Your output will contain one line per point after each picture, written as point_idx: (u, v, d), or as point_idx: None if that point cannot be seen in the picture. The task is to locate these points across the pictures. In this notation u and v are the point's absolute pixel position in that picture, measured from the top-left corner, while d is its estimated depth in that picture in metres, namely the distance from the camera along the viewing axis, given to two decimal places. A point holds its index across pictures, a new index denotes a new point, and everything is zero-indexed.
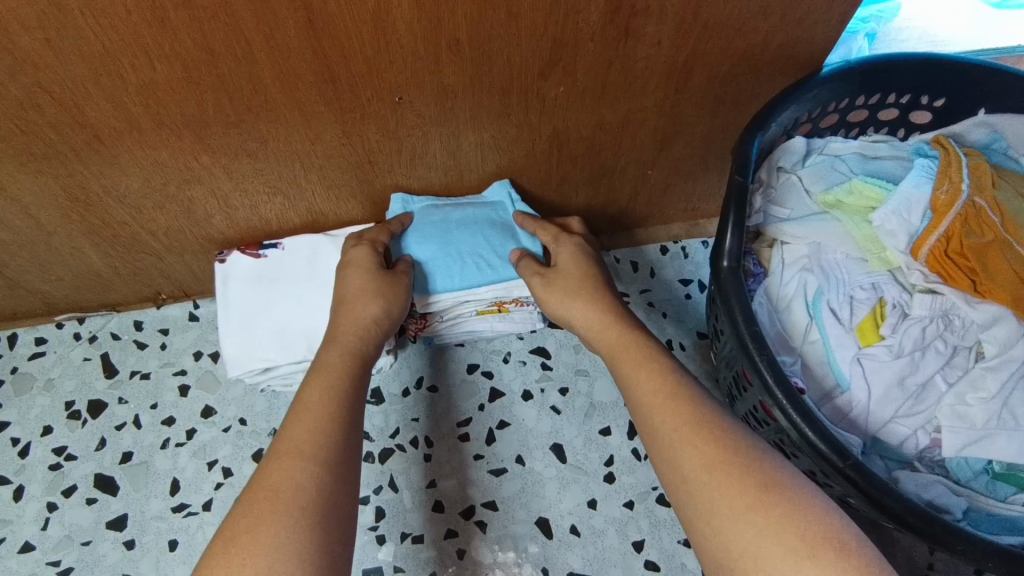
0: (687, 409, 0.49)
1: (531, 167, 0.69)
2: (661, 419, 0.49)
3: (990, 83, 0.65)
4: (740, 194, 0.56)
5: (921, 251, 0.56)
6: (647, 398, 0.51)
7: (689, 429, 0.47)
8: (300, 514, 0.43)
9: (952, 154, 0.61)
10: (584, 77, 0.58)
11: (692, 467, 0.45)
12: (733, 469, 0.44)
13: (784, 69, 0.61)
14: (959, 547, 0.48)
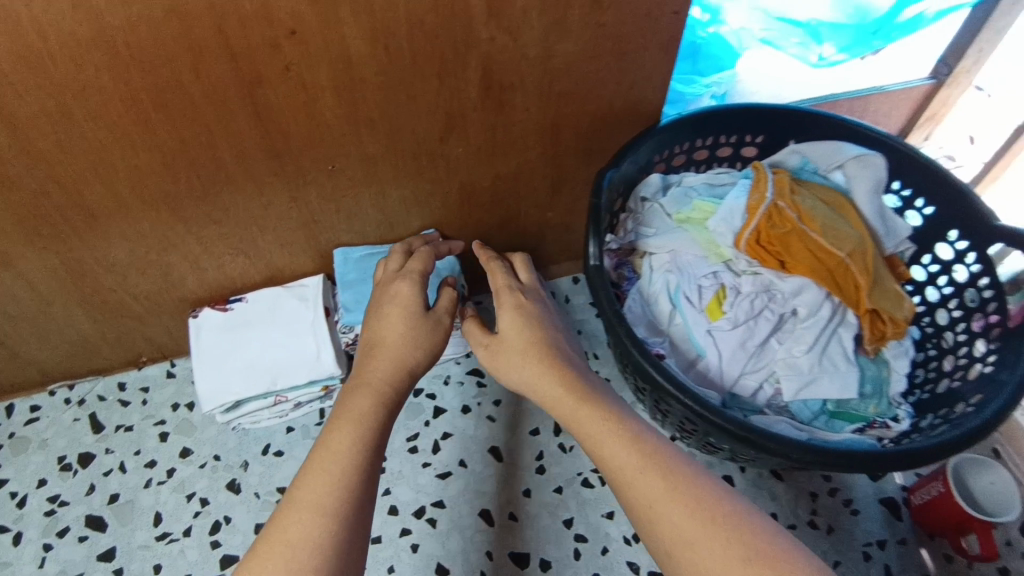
0: (660, 478, 0.52)
1: (449, 218, 0.85)
2: (638, 490, 0.52)
3: (792, 119, 0.84)
4: (598, 211, 0.72)
5: (740, 243, 0.73)
6: (623, 470, 0.53)
7: (665, 499, 0.50)
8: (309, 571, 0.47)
9: (763, 170, 0.77)
10: (476, 138, 0.75)
11: (672, 542, 0.49)
12: (713, 542, 0.47)
13: (632, 121, 0.80)
14: (768, 444, 0.61)
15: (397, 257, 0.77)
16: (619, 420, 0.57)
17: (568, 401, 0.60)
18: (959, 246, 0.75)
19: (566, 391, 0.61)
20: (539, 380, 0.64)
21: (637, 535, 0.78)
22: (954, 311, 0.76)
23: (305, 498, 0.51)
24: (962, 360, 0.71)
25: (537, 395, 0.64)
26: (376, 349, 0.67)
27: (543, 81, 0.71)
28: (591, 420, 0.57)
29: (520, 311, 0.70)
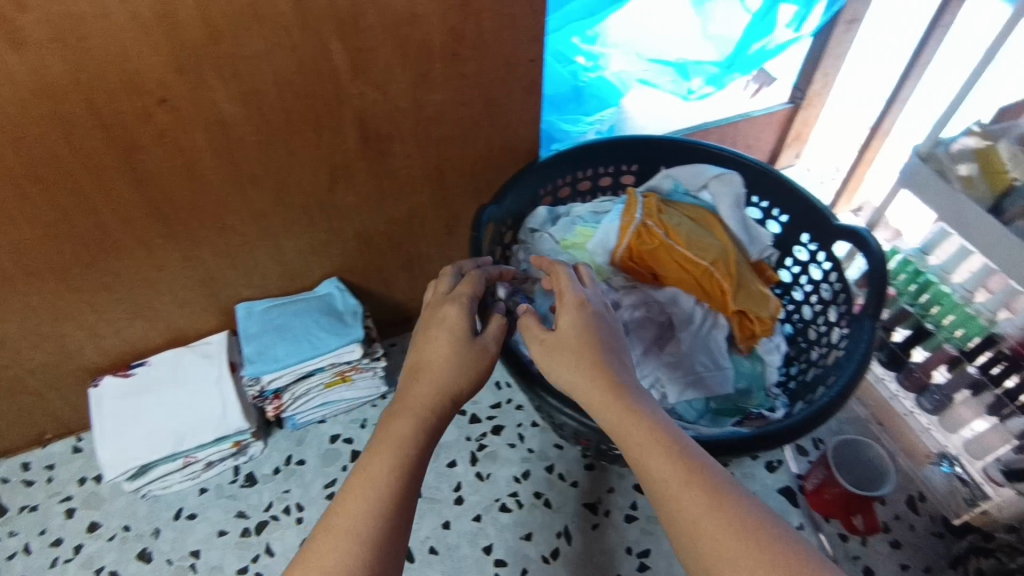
0: (702, 491, 0.47)
1: (351, 265, 0.88)
2: (681, 503, 0.47)
3: (660, 147, 0.91)
4: (478, 243, 0.77)
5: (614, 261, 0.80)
6: (665, 482, 0.49)
7: (709, 514, 0.46)
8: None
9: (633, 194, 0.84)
10: (364, 187, 0.79)
11: (713, 557, 0.44)
12: (753, 560, 0.43)
13: (512, 159, 0.86)
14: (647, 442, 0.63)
15: (447, 279, 0.67)
16: (667, 431, 0.52)
17: (614, 406, 0.55)
18: (812, 248, 0.83)
19: (613, 395, 0.55)
20: (589, 386, 0.57)
21: (556, 553, 0.80)
22: (814, 306, 0.83)
23: (341, 523, 0.47)
24: (824, 348, 0.78)
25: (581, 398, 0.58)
26: (420, 370, 0.58)
27: (418, 128, 0.76)
28: (635, 427, 0.53)
29: (584, 312, 0.61)
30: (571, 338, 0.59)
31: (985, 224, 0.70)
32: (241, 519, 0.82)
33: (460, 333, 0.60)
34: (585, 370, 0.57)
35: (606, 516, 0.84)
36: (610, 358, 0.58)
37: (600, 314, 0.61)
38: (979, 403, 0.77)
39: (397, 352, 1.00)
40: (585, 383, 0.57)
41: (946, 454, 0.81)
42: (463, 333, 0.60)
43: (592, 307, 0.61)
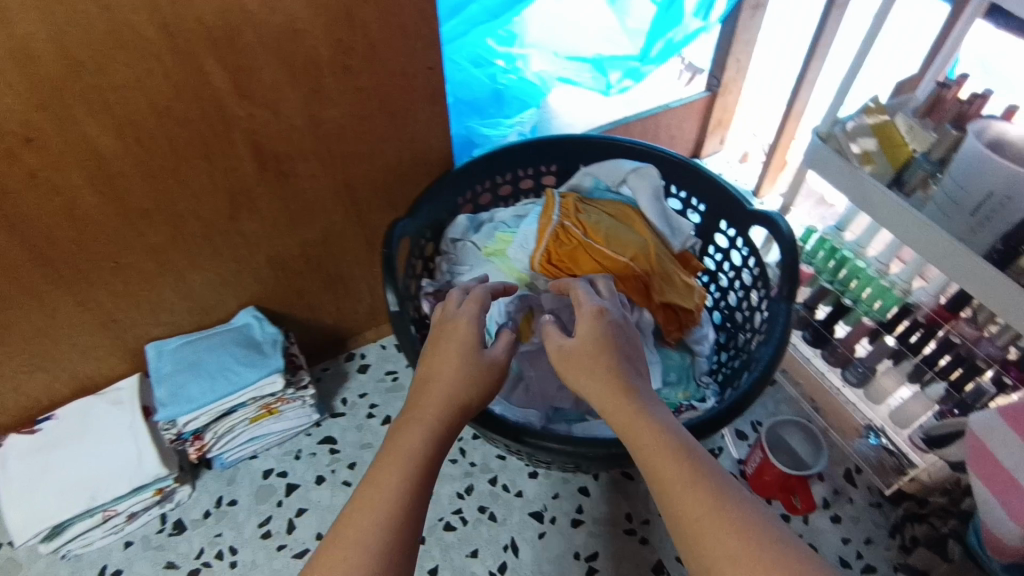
0: (706, 490, 0.46)
1: (269, 293, 0.85)
2: (684, 504, 0.46)
3: (576, 145, 0.91)
4: (390, 259, 0.72)
5: (534, 265, 0.79)
6: (668, 483, 0.48)
7: (712, 514, 0.45)
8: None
9: (552, 196, 0.83)
10: (269, 211, 0.76)
11: (716, 557, 0.44)
12: (755, 559, 0.43)
13: (425, 170, 0.84)
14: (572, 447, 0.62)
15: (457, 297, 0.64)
16: (675, 434, 0.51)
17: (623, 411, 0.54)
18: (730, 234, 0.84)
19: (622, 398, 0.54)
20: (601, 393, 0.56)
21: (504, 567, 0.79)
22: (738, 292, 0.84)
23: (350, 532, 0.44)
24: (750, 333, 0.79)
25: (592, 400, 0.57)
26: (428, 382, 0.55)
27: (320, 146, 0.73)
28: (642, 429, 0.52)
29: (601, 320, 0.61)
30: (590, 345, 0.58)
31: (884, 198, 0.72)
32: (171, 570, 0.79)
33: (473, 345, 0.58)
34: (600, 377, 0.56)
35: (552, 523, 0.82)
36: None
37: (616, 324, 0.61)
38: (899, 372, 0.79)
39: (330, 377, 0.96)
40: (604, 392, 0.55)
41: (872, 426, 0.82)
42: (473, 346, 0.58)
43: (609, 316, 0.61)
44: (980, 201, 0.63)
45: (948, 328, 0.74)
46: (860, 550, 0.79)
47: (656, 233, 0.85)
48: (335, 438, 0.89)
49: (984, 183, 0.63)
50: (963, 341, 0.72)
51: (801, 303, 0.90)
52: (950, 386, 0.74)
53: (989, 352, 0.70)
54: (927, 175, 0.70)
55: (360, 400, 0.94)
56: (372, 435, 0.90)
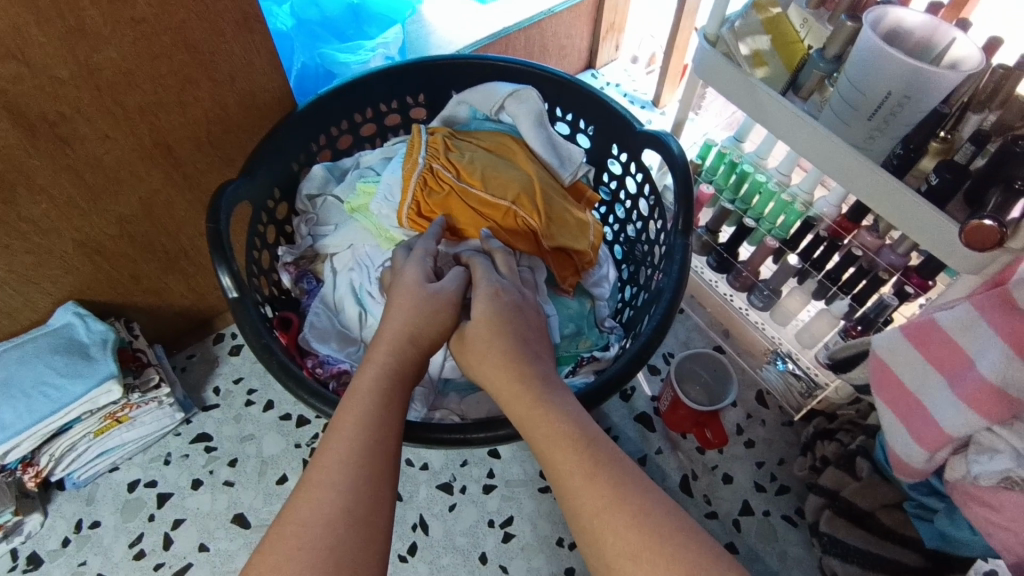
0: (605, 481, 0.41)
1: (93, 282, 0.71)
2: (581, 497, 0.40)
3: (442, 71, 0.78)
4: (219, 234, 0.59)
5: (401, 219, 0.67)
6: (565, 476, 0.42)
7: (610, 508, 0.39)
8: (333, 537, 0.37)
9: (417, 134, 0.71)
10: (59, 188, 0.61)
11: (616, 555, 0.38)
12: (655, 553, 0.37)
13: (261, 114, 0.70)
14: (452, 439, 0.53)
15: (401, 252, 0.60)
16: (576, 420, 0.44)
17: (521, 397, 0.47)
18: (622, 158, 0.76)
19: (519, 384, 0.48)
20: (500, 379, 0.49)
21: (414, 548, 0.73)
22: (636, 225, 0.77)
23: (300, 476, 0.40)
24: (650, 269, 0.72)
25: (490, 384, 0.50)
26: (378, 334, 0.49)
27: (105, 99, 0.58)
28: (540, 418, 0.45)
29: (497, 301, 0.54)
30: (485, 325, 0.52)
31: (778, 107, 0.64)
32: None
33: (419, 293, 0.53)
34: (500, 359, 0.50)
35: (462, 493, 0.77)
36: (387, 353, 0.48)
37: (515, 304, 0.55)
38: (805, 291, 0.77)
39: (196, 365, 0.84)
40: (502, 382, 0.49)
41: (779, 351, 0.79)
42: (422, 286, 0.53)
43: (507, 298, 0.55)
44: (879, 104, 0.57)
45: (850, 240, 0.70)
46: (774, 472, 0.78)
47: (541, 166, 0.76)
48: (211, 434, 0.79)
49: (881, 84, 0.56)
50: (865, 252, 0.69)
51: (703, 227, 0.84)
52: (852, 301, 0.72)
53: (890, 261, 0.68)
54: (823, 75, 0.63)
55: (235, 386, 0.83)
56: (253, 426, 0.80)
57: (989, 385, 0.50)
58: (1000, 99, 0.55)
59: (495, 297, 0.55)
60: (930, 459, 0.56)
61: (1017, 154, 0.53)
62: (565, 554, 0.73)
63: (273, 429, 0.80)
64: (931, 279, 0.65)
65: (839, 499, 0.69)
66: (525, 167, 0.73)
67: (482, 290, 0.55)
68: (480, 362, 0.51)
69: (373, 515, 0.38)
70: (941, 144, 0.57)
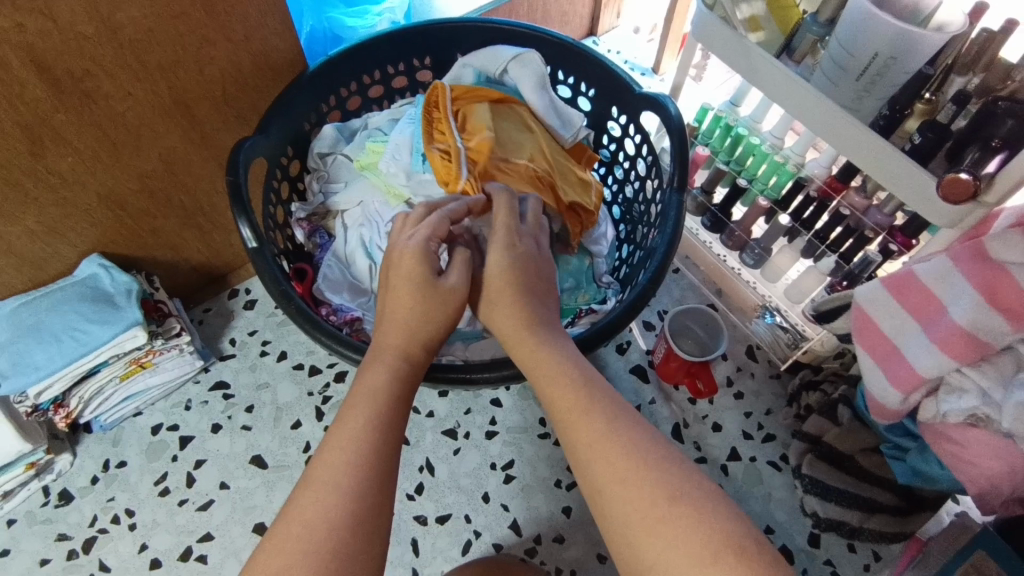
0: (599, 415, 0.44)
1: (114, 235, 0.74)
2: (576, 429, 0.44)
3: (448, 34, 0.80)
4: (238, 188, 0.62)
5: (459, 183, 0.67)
6: (561, 410, 0.46)
7: (602, 438, 0.43)
8: (354, 454, 0.41)
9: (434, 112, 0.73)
10: (84, 142, 0.64)
11: (605, 480, 0.41)
12: (639, 479, 0.41)
13: (273, 74, 0.73)
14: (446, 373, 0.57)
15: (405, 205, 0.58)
16: (574, 363, 0.48)
17: (522, 338, 0.51)
18: (621, 121, 0.79)
19: (523, 325, 0.51)
20: (505, 320, 0.52)
21: (420, 488, 0.78)
22: (634, 185, 0.80)
23: None
24: (646, 226, 0.75)
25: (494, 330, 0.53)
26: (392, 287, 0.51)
27: (127, 57, 0.60)
28: (543, 359, 0.49)
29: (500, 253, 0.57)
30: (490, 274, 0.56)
31: (771, 67, 0.67)
32: (64, 541, 0.73)
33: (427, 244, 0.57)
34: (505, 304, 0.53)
35: (466, 438, 0.81)
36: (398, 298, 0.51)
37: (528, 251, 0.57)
38: (794, 249, 0.80)
39: (213, 318, 0.88)
40: (512, 328, 0.52)
41: (768, 306, 0.83)
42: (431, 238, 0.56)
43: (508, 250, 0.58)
44: (866, 65, 0.60)
45: (839, 200, 0.74)
46: (761, 421, 0.82)
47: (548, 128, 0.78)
48: (228, 382, 0.83)
49: (869, 45, 0.59)
50: (852, 212, 0.73)
51: (698, 188, 0.88)
52: (840, 259, 0.75)
53: (876, 220, 0.71)
54: (816, 39, 0.66)
55: (250, 338, 0.87)
56: (268, 374, 0.84)
57: (959, 330, 0.54)
58: (983, 62, 0.58)
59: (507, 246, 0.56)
60: (904, 400, 0.60)
61: (996, 114, 0.55)
62: (563, 494, 0.77)
63: (287, 377, 0.84)
64: (915, 238, 0.69)
65: (821, 444, 0.74)
66: (534, 129, 0.76)
67: (495, 240, 0.57)
68: (489, 306, 0.54)
69: (389, 439, 0.43)
70: (926, 106, 0.60)
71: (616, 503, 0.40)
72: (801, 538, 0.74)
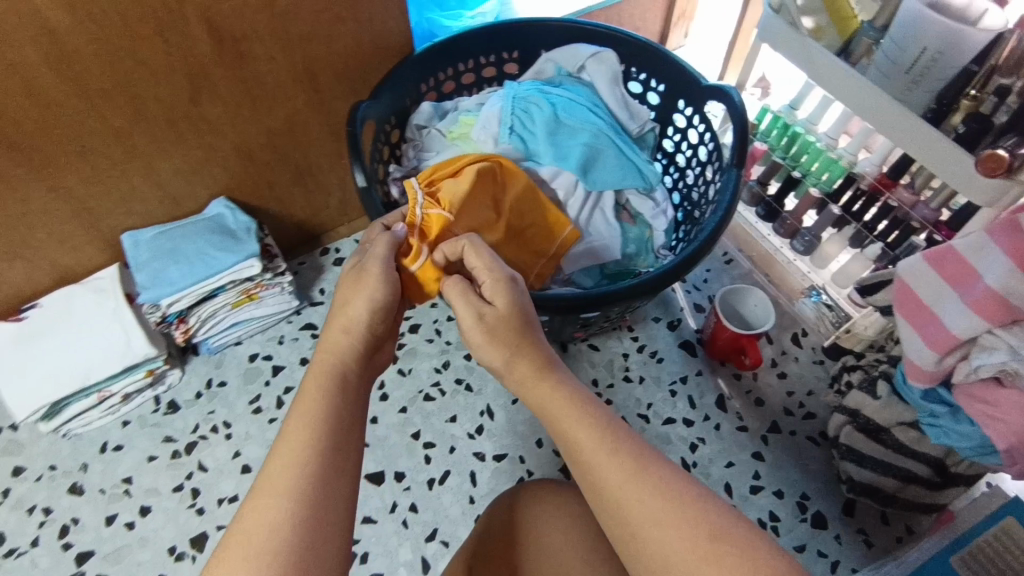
0: (626, 455, 0.47)
1: (240, 182, 0.86)
2: (604, 473, 0.47)
3: (536, 31, 0.91)
4: (355, 139, 0.73)
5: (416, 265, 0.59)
6: (587, 451, 0.48)
7: (633, 480, 0.46)
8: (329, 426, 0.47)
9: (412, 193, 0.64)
10: (231, 95, 0.76)
11: (643, 522, 0.45)
12: (676, 517, 0.44)
13: (385, 54, 0.85)
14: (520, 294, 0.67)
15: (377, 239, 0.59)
16: (588, 402, 0.51)
17: (531, 377, 0.52)
18: (687, 112, 0.87)
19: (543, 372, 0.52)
20: (517, 364, 0.53)
21: (480, 429, 0.86)
22: (696, 169, 0.88)
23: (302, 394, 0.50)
24: (704, 206, 0.83)
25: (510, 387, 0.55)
26: (365, 272, 0.55)
27: (277, 26, 0.73)
28: (558, 400, 0.51)
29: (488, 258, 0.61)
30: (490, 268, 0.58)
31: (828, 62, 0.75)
32: (169, 443, 0.84)
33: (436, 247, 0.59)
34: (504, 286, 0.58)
35: None
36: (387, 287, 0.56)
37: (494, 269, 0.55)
38: (841, 237, 0.87)
39: (306, 270, 1.00)
40: (506, 359, 0.53)
41: (814, 286, 0.91)
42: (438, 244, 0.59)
43: None
44: (915, 58, 0.67)
45: (888, 195, 0.79)
46: (803, 400, 0.87)
47: (521, 197, 0.74)
48: (317, 324, 0.94)
49: (918, 41, 0.66)
50: (900, 206, 0.78)
51: (755, 180, 0.96)
52: (885, 246, 0.81)
53: (923, 215, 0.76)
54: (871, 43, 0.73)
55: None
56: None
57: (992, 293, 0.59)
58: None
59: (497, 275, 0.55)
60: (939, 362, 0.65)
61: None
62: None
63: None
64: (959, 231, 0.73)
65: (859, 417, 0.77)
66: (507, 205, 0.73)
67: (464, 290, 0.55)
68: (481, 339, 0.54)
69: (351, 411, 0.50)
70: (971, 102, 0.66)
71: (657, 544, 0.44)
72: (835, 507, 0.79)
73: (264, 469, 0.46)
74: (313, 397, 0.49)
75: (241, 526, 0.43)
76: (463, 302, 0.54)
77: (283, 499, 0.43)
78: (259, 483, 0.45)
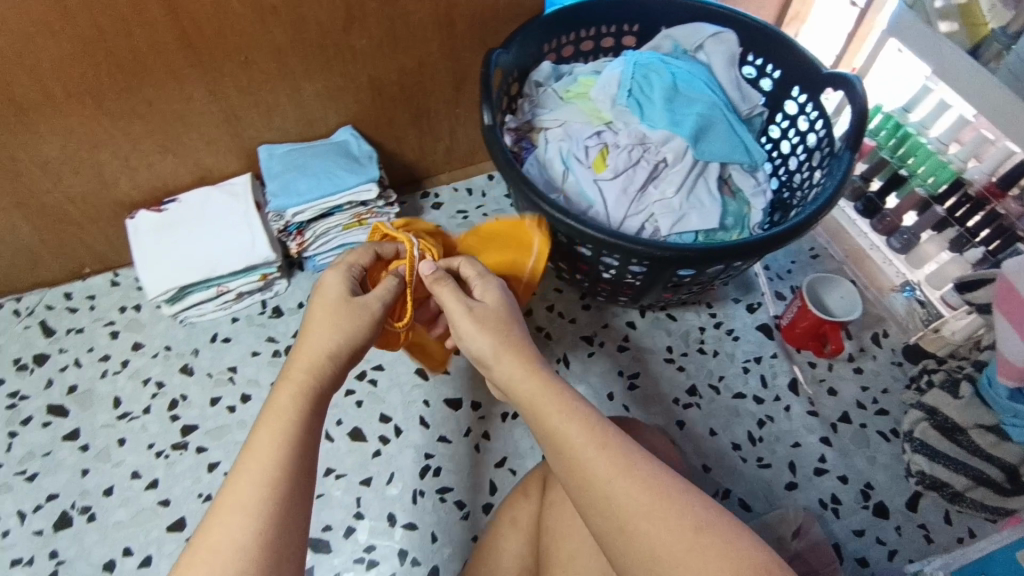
0: (615, 450, 0.48)
1: (366, 114, 0.93)
2: (591, 467, 0.47)
3: (661, 6, 0.94)
4: (487, 80, 0.79)
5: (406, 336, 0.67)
6: (575, 444, 0.49)
7: (620, 474, 0.46)
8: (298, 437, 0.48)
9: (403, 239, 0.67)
10: (377, 30, 0.82)
11: (625, 513, 0.45)
12: (664, 511, 0.44)
13: (517, 11, 0.90)
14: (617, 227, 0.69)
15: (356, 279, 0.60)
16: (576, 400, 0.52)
17: (520, 371, 0.54)
18: (801, 100, 0.89)
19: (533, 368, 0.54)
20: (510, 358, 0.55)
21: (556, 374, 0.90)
22: (801, 156, 0.90)
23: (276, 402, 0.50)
24: (806, 191, 0.85)
25: (495, 381, 0.57)
26: (356, 305, 0.57)
27: None
28: (547, 394, 0.52)
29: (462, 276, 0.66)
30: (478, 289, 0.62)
31: (958, 61, 0.76)
32: (272, 342, 0.91)
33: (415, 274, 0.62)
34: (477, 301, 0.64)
35: (601, 346, 0.92)
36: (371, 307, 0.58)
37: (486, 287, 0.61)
38: (941, 239, 0.87)
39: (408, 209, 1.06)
40: (494, 347, 0.56)
41: (909, 282, 0.92)
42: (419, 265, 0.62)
43: None
44: None
45: (996, 203, 0.79)
46: (877, 397, 0.88)
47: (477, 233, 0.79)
48: None
49: None
50: (1007, 214, 0.78)
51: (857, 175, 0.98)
52: (987, 251, 0.81)
53: None
54: (1002, 48, 0.73)
55: None
56: None
57: None
58: None
59: (489, 281, 0.62)
60: None
61: None
62: (679, 410, 0.87)
63: None
64: None
65: (937, 415, 0.78)
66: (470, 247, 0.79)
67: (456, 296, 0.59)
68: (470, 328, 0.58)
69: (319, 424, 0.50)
70: None
71: (642, 537, 0.44)
72: (899, 501, 0.80)
73: (229, 485, 0.45)
74: (284, 412, 0.49)
75: (202, 543, 0.43)
76: (453, 298, 0.59)
77: (249, 517, 0.43)
78: (222, 497, 0.45)
